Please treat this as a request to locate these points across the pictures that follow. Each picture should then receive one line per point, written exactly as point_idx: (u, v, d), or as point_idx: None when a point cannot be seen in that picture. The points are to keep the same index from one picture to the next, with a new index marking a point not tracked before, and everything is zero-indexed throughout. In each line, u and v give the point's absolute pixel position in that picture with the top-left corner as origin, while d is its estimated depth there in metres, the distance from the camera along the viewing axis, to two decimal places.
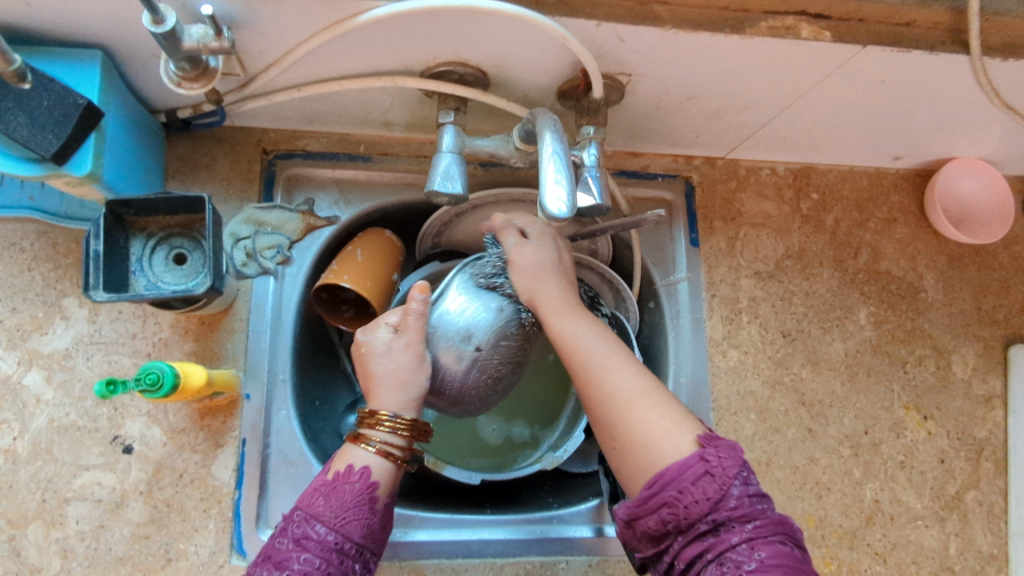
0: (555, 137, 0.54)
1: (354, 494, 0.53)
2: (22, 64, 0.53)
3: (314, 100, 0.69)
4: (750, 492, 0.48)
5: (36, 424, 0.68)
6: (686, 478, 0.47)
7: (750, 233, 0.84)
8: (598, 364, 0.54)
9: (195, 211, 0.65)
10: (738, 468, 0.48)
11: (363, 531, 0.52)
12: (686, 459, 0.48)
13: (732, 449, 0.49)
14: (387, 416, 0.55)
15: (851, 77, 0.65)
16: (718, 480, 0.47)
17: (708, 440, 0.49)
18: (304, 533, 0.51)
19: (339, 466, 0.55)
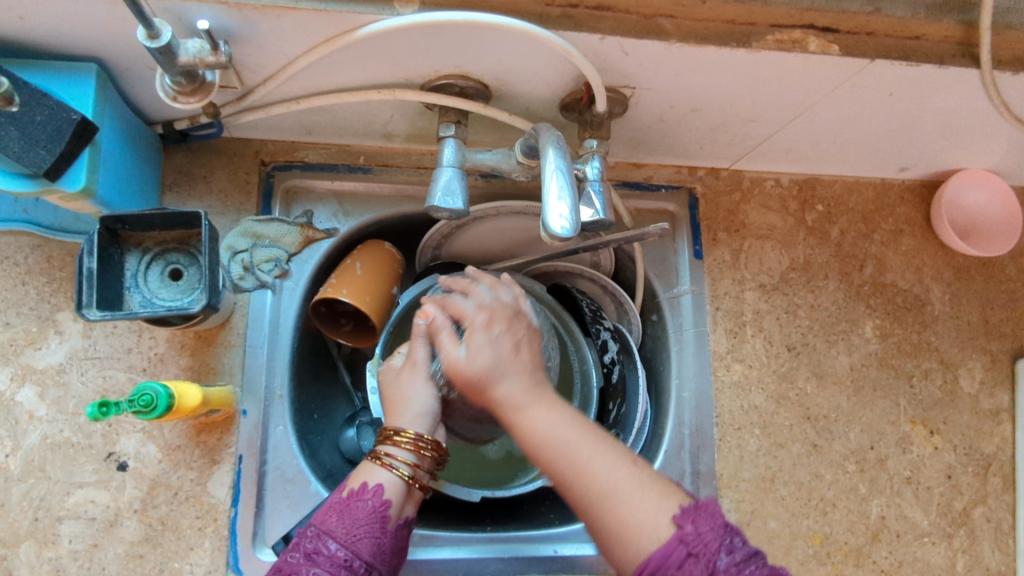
0: (558, 153, 0.53)
1: (367, 512, 0.53)
2: (9, 88, 0.53)
3: (312, 112, 0.68)
4: (736, 559, 0.46)
5: (29, 440, 0.67)
6: (670, 563, 0.45)
7: (754, 246, 0.83)
8: (580, 458, 0.49)
9: (191, 226, 0.63)
10: (720, 536, 0.46)
11: (373, 549, 0.52)
12: (666, 544, 0.46)
13: (710, 517, 0.47)
14: (400, 430, 0.56)
15: (859, 91, 0.65)
16: (703, 558, 0.45)
17: (686, 517, 0.47)
18: (315, 548, 0.51)
19: (354, 483, 0.55)
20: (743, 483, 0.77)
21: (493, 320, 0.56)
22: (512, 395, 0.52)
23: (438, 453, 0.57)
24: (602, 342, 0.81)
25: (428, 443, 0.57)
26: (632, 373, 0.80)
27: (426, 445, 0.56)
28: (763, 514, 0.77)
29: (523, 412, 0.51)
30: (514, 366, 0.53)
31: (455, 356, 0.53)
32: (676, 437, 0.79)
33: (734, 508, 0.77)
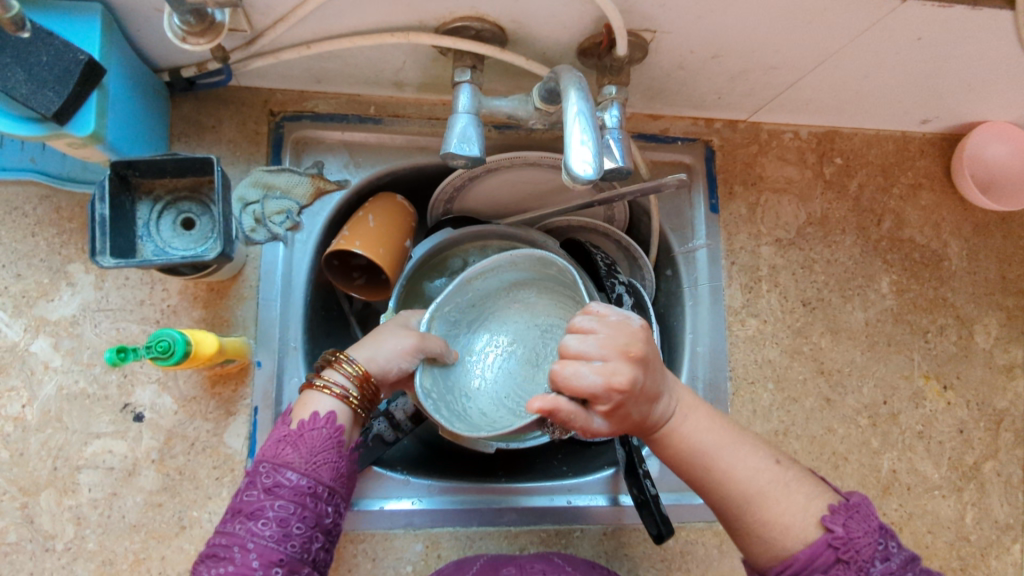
0: (580, 95, 0.51)
1: (322, 440, 0.54)
2: (20, 12, 0.50)
3: (323, 58, 0.66)
4: (890, 567, 0.48)
5: (45, 391, 0.67)
6: (819, 566, 0.47)
7: (771, 199, 0.82)
8: (724, 459, 0.52)
9: (202, 173, 0.62)
10: (872, 541, 0.48)
11: (333, 473, 0.54)
12: (815, 547, 0.48)
13: (861, 522, 0.49)
14: (345, 360, 0.58)
15: (887, 35, 0.63)
16: (854, 564, 0.47)
17: (836, 520, 0.49)
18: (274, 480, 0.51)
19: (302, 415, 0.56)
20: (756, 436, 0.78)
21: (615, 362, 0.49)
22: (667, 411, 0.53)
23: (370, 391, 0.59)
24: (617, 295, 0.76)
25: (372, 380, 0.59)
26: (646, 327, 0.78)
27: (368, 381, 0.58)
28: None
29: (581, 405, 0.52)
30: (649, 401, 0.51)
31: (592, 426, 0.49)
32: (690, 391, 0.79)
33: None
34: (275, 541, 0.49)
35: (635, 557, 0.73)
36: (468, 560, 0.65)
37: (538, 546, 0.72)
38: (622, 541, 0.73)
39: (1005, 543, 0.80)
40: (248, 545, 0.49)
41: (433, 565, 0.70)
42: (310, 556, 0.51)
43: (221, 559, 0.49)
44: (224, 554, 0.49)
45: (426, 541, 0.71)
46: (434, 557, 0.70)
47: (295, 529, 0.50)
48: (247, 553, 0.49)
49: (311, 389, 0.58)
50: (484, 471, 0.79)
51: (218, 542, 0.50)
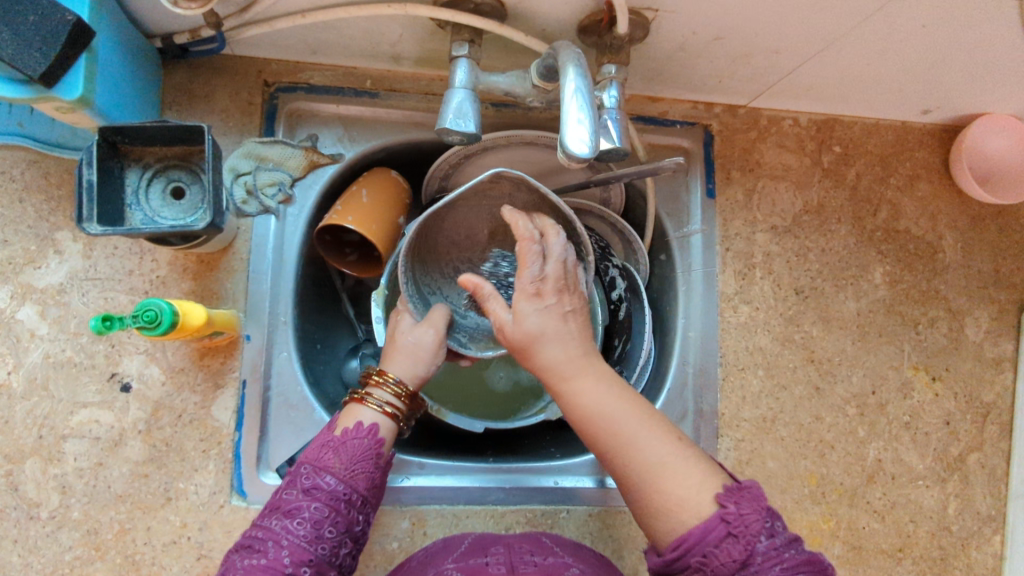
0: (578, 72, 0.51)
1: (362, 450, 0.54)
2: None
3: (318, 28, 0.65)
4: (776, 543, 0.45)
5: (31, 358, 0.66)
6: (709, 541, 0.45)
7: (768, 186, 0.81)
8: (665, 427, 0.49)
9: (193, 142, 0.61)
10: (762, 518, 0.45)
11: (367, 483, 0.54)
12: (707, 522, 0.45)
13: (755, 500, 0.46)
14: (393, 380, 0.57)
15: (891, 20, 0.62)
16: (743, 538, 0.45)
17: (730, 497, 0.46)
18: (314, 482, 0.51)
19: (347, 423, 0.55)
20: (743, 423, 0.78)
21: (549, 291, 0.52)
22: (560, 362, 0.51)
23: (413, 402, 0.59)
24: (610, 279, 0.78)
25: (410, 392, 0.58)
26: (638, 311, 0.79)
27: (409, 393, 0.58)
28: (762, 454, 0.78)
29: (568, 383, 0.51)
30: (563, 335, 0.52)
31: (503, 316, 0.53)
32: (680, 376, 0.79)
33: (734, 447, 0.78)
34: (308, 541, 0.49)
35: (620, 539, 0.73)
36: (455, 539, 0.65)
37: (524, 526, 0.72)
38: (606, 522, 0.74)
39: (985, 534, 0.81)
40: (281, 542, 0.48)
41: (418, 542, 0.70)
42: (336, 560, 0.50)
43: (254, 552, 0.48)
44: (257, 546, 0.49)
45: (412, 518, 0.70)
46: (420, 535, 0.70)
47: (328, 533, 0.50)
48: (280, 549, 0.48)
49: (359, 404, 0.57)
50: (473, 451, 0.80)
51: (251, 534, 0.49)
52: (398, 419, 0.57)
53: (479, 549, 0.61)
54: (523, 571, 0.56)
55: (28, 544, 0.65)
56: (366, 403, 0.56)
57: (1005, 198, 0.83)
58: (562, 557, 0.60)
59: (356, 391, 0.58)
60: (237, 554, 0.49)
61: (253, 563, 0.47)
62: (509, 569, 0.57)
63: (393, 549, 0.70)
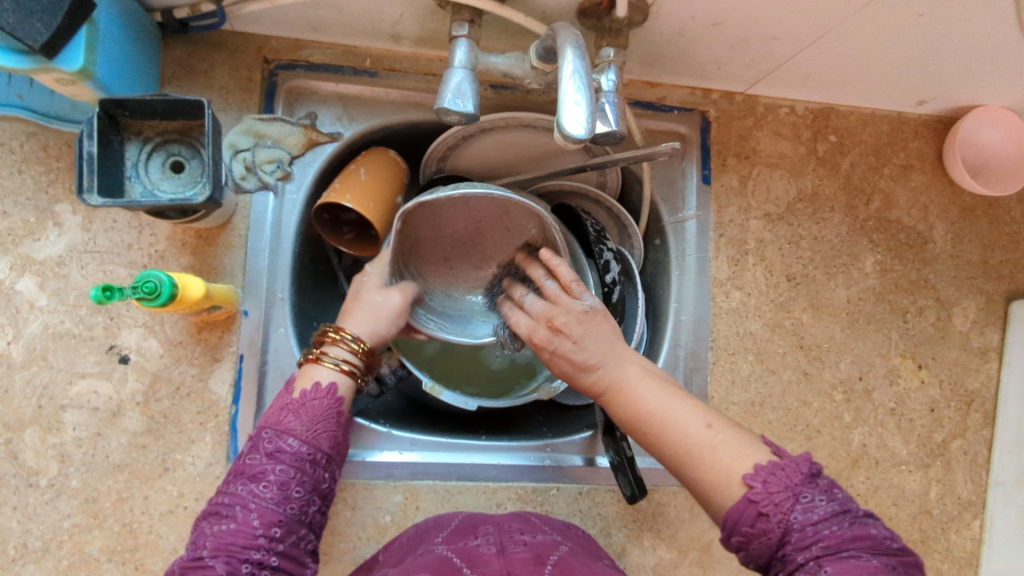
0: (576, 54, 0.51)
1: (321, 409, 0.54)
2: None
3: (319, 5, 0.65)
4: (813, 518, 0.43)
5: (30, 329, 0.67)
6: (744, 521, 0.44)
7: (763, 172, 0.82)
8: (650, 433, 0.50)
9: (193, 117, 0.62)
10: (795, 496, 0.44)
11: (331, 441, 0.54)
12: (738, 504, 0.45)
13: (786, 477, 0.44)
14: (351, 337, 0.58)
15: (887, 10, 0.63)
16: (776, 517, 0.44)
17: (758, 477, 0.45)
18: (276, 446, 0.52)
19: (305, 384, 0.56)
20: (733, 406, 0.80)
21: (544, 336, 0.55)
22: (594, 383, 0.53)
23: (371, 357, 0.60)
24: (604, 262, 0.77)
25: (372, 351, 0.60)
26: (631, 294, 0.79)
27: (366, 351, 0.59)
28: None
29: None
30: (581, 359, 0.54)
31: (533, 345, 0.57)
32: (670, 359, 0.80)
33: None
34: (275, 503, 0.50)
35: (609, 516, 0.75)
36: (447, 517, 0.66)
37: (515, 502, 0.74)
38: (596, 501, 0.75)
39: (966, 519, 0.83)
40: (249, 506, 0.49)
41: (411, 516, 0.72)
42: (306, 518, 0.51)
43: (222, 517, 0.49)
44: (226, 511, 0.49)
45: (405, 493, 0.72)
46: (412, 509, 0.72)
47: (294, 493, 0.51)
48: (249, 513, 0.49)
49: (315, 363, 0.58)
50: (465, 429, 0.81)
51: (219, 501, 0.50)
52: (356, 376, 0.58)
53: (468, 530, 0.62)
54: (513, 551, 0.57)
55: (27, 510, 0.66)
56: (321, 361, 0.57)
57: (991, 190, 0.84)
58: (552, 536, 0.62)
59: (312, 352, 0.59)
60: (207, 520, 0.49)
61: (222, 528, 0.48)
62: (499, 549, 0.58)
63: (386, 522, 0.71)
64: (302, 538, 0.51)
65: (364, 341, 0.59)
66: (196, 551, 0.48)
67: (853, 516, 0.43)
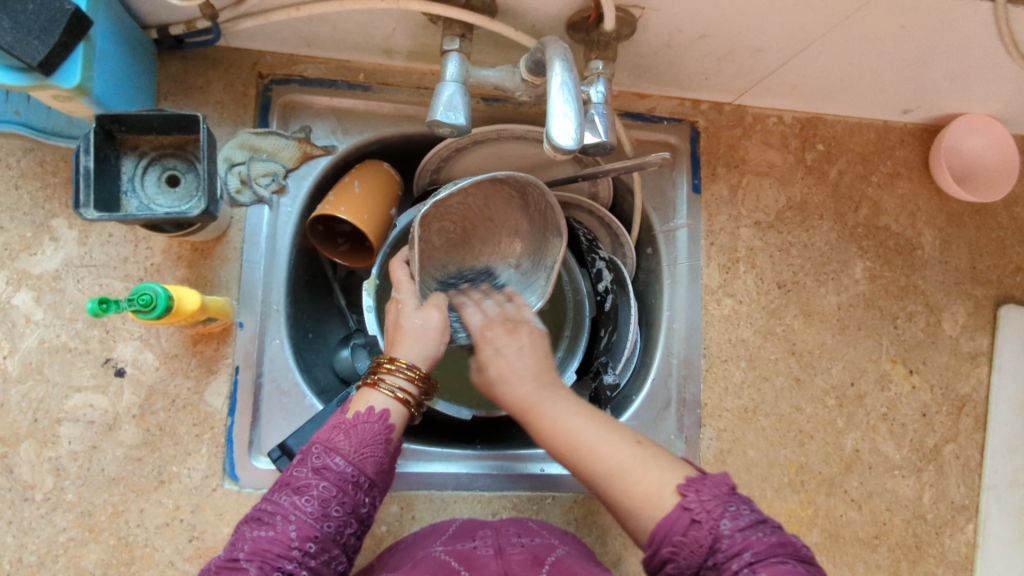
0: (564, 66, 0.52)
1: (373, 434, 0.53)
2: None
3: (312, 21, 0.66)
4: (739, 526, 0.45)
5: (27, 344, 0.67)
6: (676, 531, 0.45)
7: (753, 182, 0.83)
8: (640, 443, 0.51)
9: (189, 132, 0.63)
10: (724, 504, 0.46)
11: (377, 467, 0.53)
12: (670, 513, 0.46)
13: (714, 487, 0.47)
14: (407, 365, 0.55)
15: (869, 22, 0.64)
16: (706, 524, 0.45)
17: (691, 487, 0.47)
18: (323, 462, 0.51)
19: (359, 408, 0.54)
20: (726, 413, 0.80)
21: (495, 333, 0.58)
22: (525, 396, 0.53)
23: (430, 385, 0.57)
24: (597, 271, 0.80)
25: (429, 378, 0.57)
26: (625, 303, 0.80)
27: (423, 378, 0.56)
28: (743, 443, 0.80)
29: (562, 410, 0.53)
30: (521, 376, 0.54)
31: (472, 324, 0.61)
32: (664, 367, 0.81)
33: (716, 437, 0.80)
34: (314, 518, 0.49)
35: (605, 524, 0.75)
36: (444, 524, 0.67)
37: (510, 511, 0.74)
38: (591, 509, 0.75)
39: (959, 523, 0.83)
40: (289, 517, 0.49)
41: (407, 526, 0.72)
42: (342, 540, 0.50)
43: (262, 523, 0.49)
44: (266, 519, 0.49)
45: (400, 503, 0.72)
46: (408, 519, 0.72)
47: (335, 512, 0.50)
48: (287, 524, 0.48)
49: (371, 388, 0.56)
50: (461, 439, 0.82)
51: (262, 508, 0.50)
52: (411, 404, 0.56)
53: (467, 534, 0.63)
54: (510, 553, 0.58)
55: (23, 525, 0.66)
56: (378, 388, 0.55)
57: (977, 197, 0.86)
58: (549, 539, 0.62)
59: (369, 376, 0.56)
60: (246, 525, 0.50)
61: (261, 535, 0.48)
62: (497, 550, 0.58)
63: (382, 533, 0.71)
64: (334, 559, 0.50)
65: (418, 368, 0.56)
66: (232, 554, 0.48)
67: (772, 526, 0.46)
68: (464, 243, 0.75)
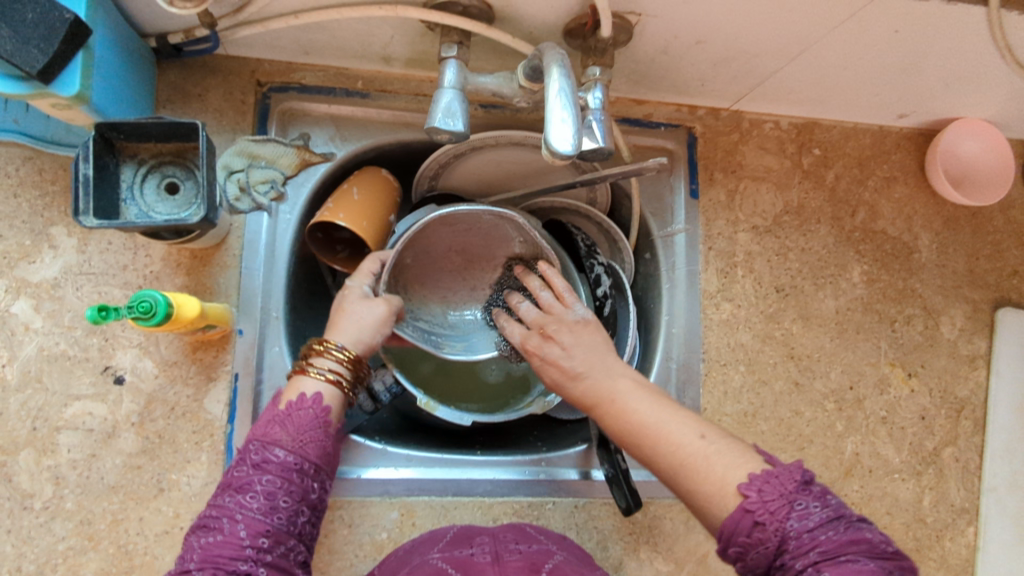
0: (562, 72, 0.52)
1: (309, 419, 0.53)
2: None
3: (310, 29, 0.66)
4: (809, 526, 0.43)
5: (25, 352, 0.67)
6: (741, 531, 0.45)
7: (750, 187, 0.84)
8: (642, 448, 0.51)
9: (187, 139, 0.63)
10: (789, 503, 0.44)
11: (320, 451, 0.53)
12: (733, 513, 0.45)
13: (780, 485, 0.45)
14: (337, 347, 0.58)
15: (864, 27, 0.64)
16: (772, 526, 0.44)
17: (752, 486, 0.45)
18: (263, 457, 0.51)
19: (291, 396, 0.55)
20: (725, 417, 0.80)
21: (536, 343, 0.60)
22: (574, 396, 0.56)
23: (361, 366, 0.59)
24: (595, 276, 0.80)
25: (361, 361, 0.59)
26: (623, 307, 0.81)
27: (354, 359, 0.58)
28: None
29: None
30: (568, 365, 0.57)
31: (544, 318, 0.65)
32: (663, 372, 0.81)
33: None
34: (262, 513, 0.48)
35: (606, 529, 0.75)
36: (441, 531, 0.67)
37: (511, 517, 0.74)
38: (592, 514, 0.75)
39: (959, 526, 0.83)
40: (236, 517, 0.48)
41: (407, 533, 0.72)
42: (296, 529, 0.50)
43: (210, 530, 0.48)
44: (212, 523, 0.48)
45: (400, 509, 0.72)
46: (408, 526, 0.72)
47: (283, 503, 0.49)
48: (235, 524, 0.48)
49: (302, 375, 0.57)
50: (461, 444, 0.82)
51: (207, 514, 0.49)
52: (346, 387, 0.57)
53: (464, 541, 0.63)
54: (508, 559, 0.58)
55: (21, 534, 0.66)
56: (309, 373, 0.56)
57: (973, 199, 0.86)
58: (547, 546, 0.62)
59: (300, 365, 0.58)
60: (196, 532, 0.49)
61: (210, 540, 0.47)
62: (494, 557, 0.58)
63: (383, 539, 0.71)
64: (292, 550, 0.50)
65: (348, 349, 0.59)
66: (184, 564, 0.47)
67: (847, 520, 0.44)
68: (473, 268, 0.79)
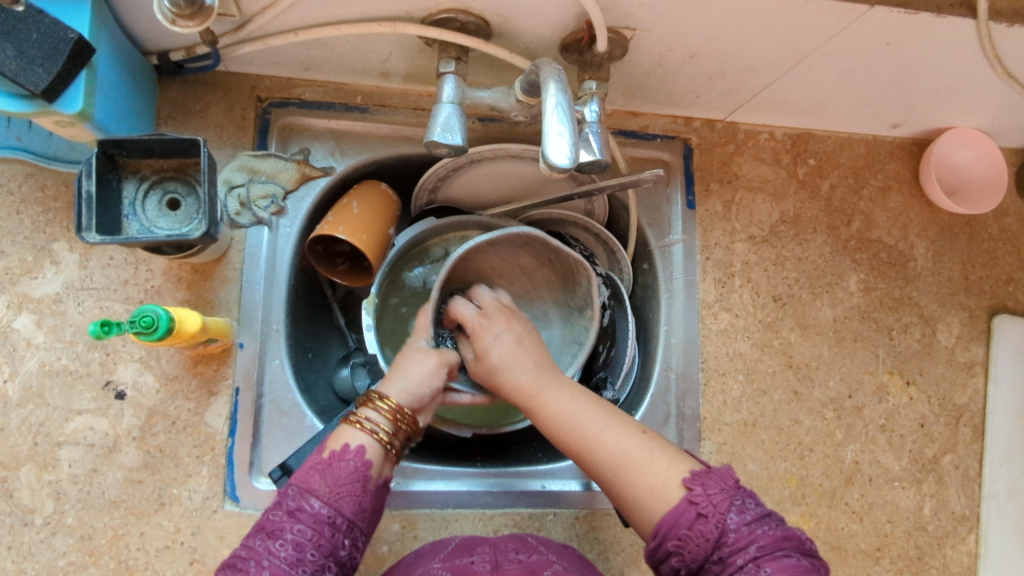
0: (558, 87, 0.53)
1: (349, 471, 0.54)
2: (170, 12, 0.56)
3: (310, 45, 0.67)
4: (746, 519, 0.47)
5: (27, 367, 0.67)
6: (681, 524, 0.47)
7: (746, 197, 0.84)
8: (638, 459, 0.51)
9: (189, 155, 0.64)
10: (729, 498, 0.48)
11: (355, 506, 0.53)
12: (676, 507, 0.48)
13: (720, 481, 0.49)
14: (384, 398, 0.58)
15: (856, 40, 0.65)
16: (712, 518, 0.47)
17: (695, 480, 0.49)
18: (297, 505, 0.51)
19: (335, 445, 0.56)
20: (725, 426, 0.80)
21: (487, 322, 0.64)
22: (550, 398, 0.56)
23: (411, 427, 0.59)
24: None
25: (407, 415, 0.58)
26: (622, 319, 0.81)
27: (405, 418, 0.58)
28: (743, 456, 0.80)
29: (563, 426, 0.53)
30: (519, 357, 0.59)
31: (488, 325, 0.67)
32: (662, 382, 0.82)
33: (715, 450, 0.80)
34: (288, 563, 0.49)
35: (607, 540, 0.75)
36: (443, 542, 0.67)
37: (512, 528, 0.74)
38: (594, 525, 0.75)
39: (960, 534, 0.83)
40: (262, 562, 0.49)
41: (409, 546, 0.71)
42: None
43: (236, 571, 0.49)
44: (240, 566, 0.49)
45: (402, 521, 0.72)
46: (410, 538, 0.72)
47: (309, 555, 0.50)
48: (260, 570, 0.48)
49: (348, 425, 0.57)
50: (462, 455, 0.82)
51: (238, 555, 0.50)
52: (389, 445, 0.57)
53: (465, 549, 0.63)
54: (507, 569, 0.58)
55: (22, 550, 0.66)
56: (355, 424, 0.57)
57: (968, 208, 0.87)
58: (546, 555, 0.62)
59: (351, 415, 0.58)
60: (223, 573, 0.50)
61: None
62: (493, 567, 0.59)
63: (384, 552, 0.71)
64: None
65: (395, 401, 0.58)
66: None
67: (777, 517, 0.48)
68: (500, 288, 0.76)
